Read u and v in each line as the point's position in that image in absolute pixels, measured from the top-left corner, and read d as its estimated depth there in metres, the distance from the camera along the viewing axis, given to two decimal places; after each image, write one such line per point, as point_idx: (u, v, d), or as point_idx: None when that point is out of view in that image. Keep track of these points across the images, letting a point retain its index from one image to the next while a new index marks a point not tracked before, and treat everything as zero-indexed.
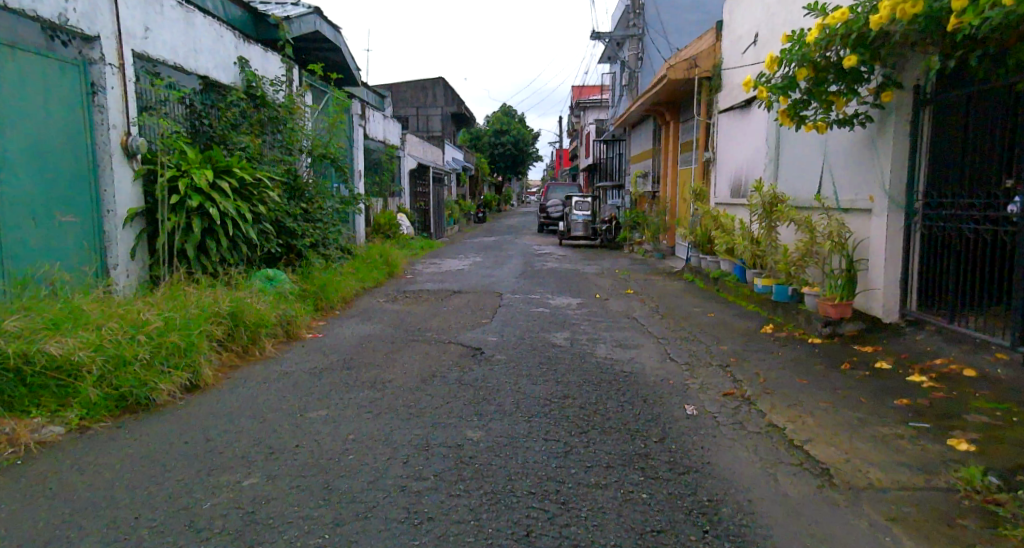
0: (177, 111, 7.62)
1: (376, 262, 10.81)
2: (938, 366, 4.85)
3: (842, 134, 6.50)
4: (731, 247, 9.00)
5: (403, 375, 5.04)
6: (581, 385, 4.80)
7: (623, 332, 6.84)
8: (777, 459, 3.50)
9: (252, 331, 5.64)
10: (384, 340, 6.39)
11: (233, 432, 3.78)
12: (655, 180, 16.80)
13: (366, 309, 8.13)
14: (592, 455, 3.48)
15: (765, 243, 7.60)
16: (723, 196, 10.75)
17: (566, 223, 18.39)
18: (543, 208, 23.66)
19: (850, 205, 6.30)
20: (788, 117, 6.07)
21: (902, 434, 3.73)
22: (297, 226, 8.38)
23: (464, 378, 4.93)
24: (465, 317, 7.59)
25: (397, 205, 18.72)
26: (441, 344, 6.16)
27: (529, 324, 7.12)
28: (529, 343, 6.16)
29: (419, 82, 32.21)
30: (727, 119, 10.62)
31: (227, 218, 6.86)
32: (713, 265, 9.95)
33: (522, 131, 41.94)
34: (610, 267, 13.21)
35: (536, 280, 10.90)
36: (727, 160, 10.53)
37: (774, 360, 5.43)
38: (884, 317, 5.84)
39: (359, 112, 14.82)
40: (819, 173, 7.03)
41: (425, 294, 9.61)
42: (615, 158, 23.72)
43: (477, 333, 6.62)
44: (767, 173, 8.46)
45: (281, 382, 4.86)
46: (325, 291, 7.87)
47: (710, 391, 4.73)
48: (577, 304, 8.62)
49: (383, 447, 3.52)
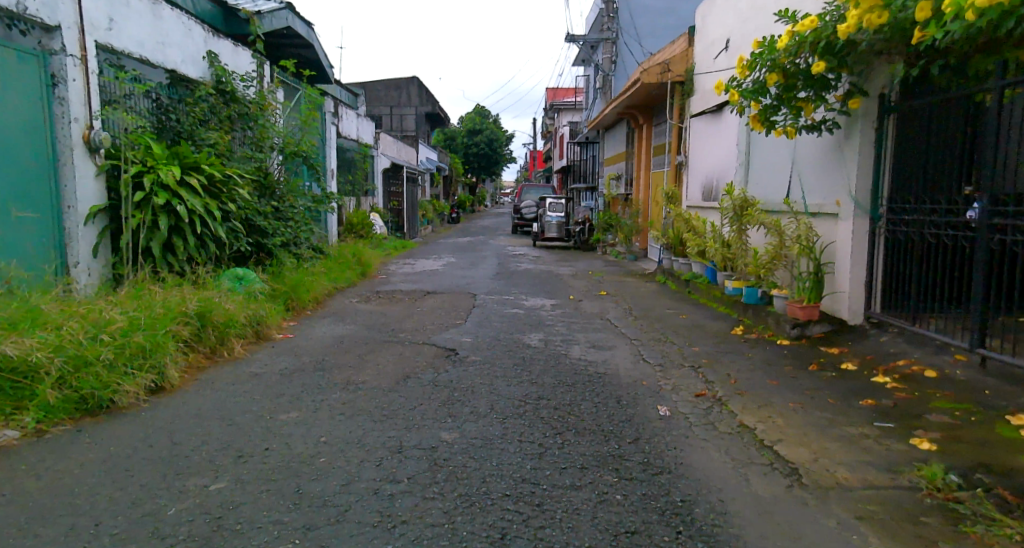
0: (142, 106, 7.48)
1: (349, 262, 10.70)
2: (901, 367, 4.96)
3: (810, 139, 6.62)
4: (703, 249, 9.12)
5: (377, 376, 5.00)
6: (556, 386, 4.82)
7: (596, 333, 6.87)
8: (747, 459, 3.55)
9: (221, 331, 5.54)
10: (357, 341, 6.32)
11: (201, 435, 3.70)
12: (628, 183, 16.94)
13: (338, 310, 8.03)
14: (567, 456, 3.48)
15: (736, 246, 7.72)
16: (695, 199, 10.86)
17: (540, 224, 18.43)
18: (517, 209, 23.68)
19: (817, 209, 6.41)
20: (759, 122, 6.16)
21: (868, 433, 3.80)
22: (269, 224, 8.26)
23: (439, 379, 4.91)
24: (439, 318, 7.56)
25: (371, 205, 18.58)
26: (415, 345, 6.12)
27: (504, 325, 7.12)
28: (504, 344, 6.16)
29: (393, 82, 32.01)
30: (699, 123, 10.75)
31: (195, 215, 6.74)
32: (685, 268, 10.07)
33: (496, 132, 41.94)
34: (584, 268, 13.28)
35: (511, 282, 10.90)
36: (699, 163, 10.66)
37: (745, 361, 5.50)
38: (849, 319, 5.95)
39: (332, 110, 14.67)
40: (788, 177, 7.14)
41: (399, 294, 9.55)
42: (589, 160, 23.85)
43: (451, 334, 6.59)
44: (737, 176, 8.59)
45: (252, 384, 4.78)
46: (297, 291, 7.76)
47: (682, 392, 4.77)
48: (552, 305, 8.64)
49: (357, 450, 3.47)
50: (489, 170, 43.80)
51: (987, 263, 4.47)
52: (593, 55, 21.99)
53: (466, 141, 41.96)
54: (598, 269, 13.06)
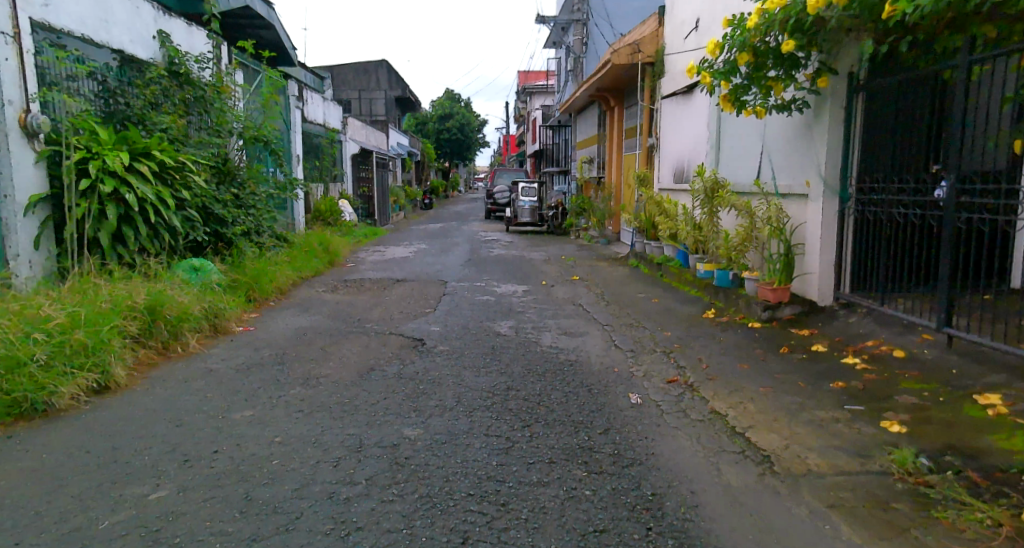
0: (87, 90, 7.13)
1: (315, 250, 10.43)
2: (870, 348, 4.89)
3: (779, 119, 6.52)
4: (674, 233, 9.06)
5: (340, 370, 4.79)
6: (525, 376, 4.67)
7: (567, 320, 6.75)
8: (719, 448, 3.43)
9: (174, 326, 5.31)
10: (321, 334, 6.10)
11: (146, 439, 3.48)
12: (600, 167, 16.82)
13: (304, 301, 7.81)
14: (535, 450, 3.33)
15: (708, 229, 7.64)
16: (666, 182, 10.75)
17: (513, 209, 18.23)
18: (490, 194, 23.42)
19: (787, 190, 6.32)
20: (729, 103, 6.04)
21: (840, 417, 3.71)
22: (228, 213, 7.98)
23: (404, 371, 4.72)
24: (408, 307, 7.35)
25: (340, 191, 18.22)
26: (381, 336, 5.92)
27: (473, 313, 6.96)
28: (473, 333, 5.99)
29: (361, 65, 31.42)
30: (670, 104, 10.62)
31: (146, 203, 6.46)
32: (658, 251, 9.97)
33: (467, 116, 41.45)
34: (557, 253, 13.15)
35: (482, 268, 10.70)
36: (670, 146, 10.54)
37: (717, 345, 5.40)
38: (819, 300, 5.86)
39: (297, 95, 14.27)
40: (758, 158, 7.04)
41: (367, 283, 9.32)
42: (561, 143, 23.66)
43: (419, 324, 6.40)
44: (708, 158, 8.49)
45: (206, 382, 4.55)
46: (259, 282, 7.52)
47: (654, 379, 4.66)
48: (523, 292, 8.47)
49: (313, 450, 3.29)
50: (462, 155, 43.29)
51: (953, 241, 4.39)
52: (564, 37, 21.74)
53: (437, 126, 41.42)
54: (571, 254, 12.94)
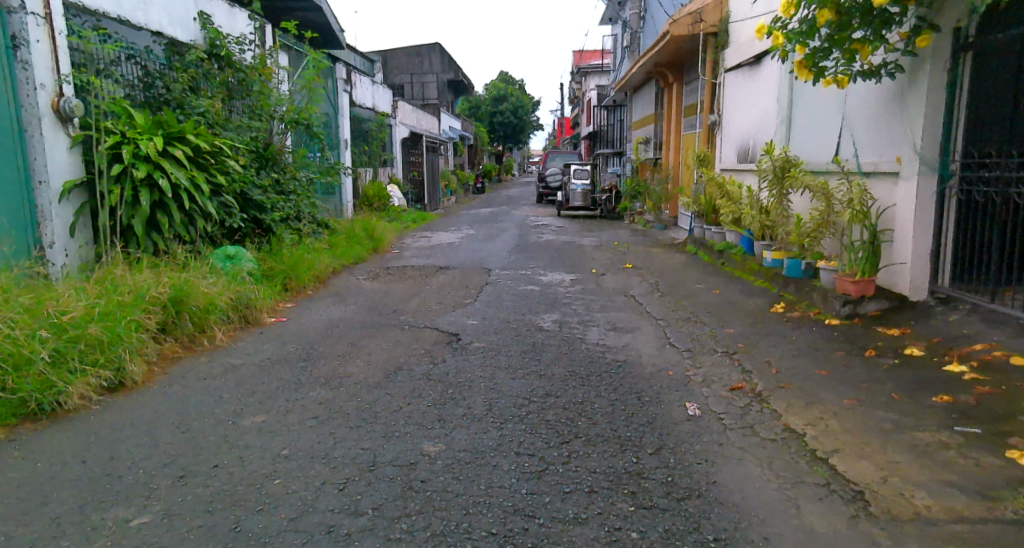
0: (125, 73, 6.96)
1: (359, 236, 10.19)
2: (979, 353, 4.16)
3: (864, 87, 5.83)
4: (738, 217, 8.37)
5: (366, 369, 4.42)
6: (567, 380, 4.18)
7: (617, 313, 6.22)
8: (797, 477, 2.86)
9: (199, 318, 5.06)
10: (353, 327, 5.76)
11: (145, 447, 3.17)
12: (657, 148, 16.05)
13: (342, 290, 7.53)
14: (573, 476, 2.85)
15: (777, 213, 6.98)
16: (730, 162, 10.00)
17: (565, 193, 17.66)
18: (542, 177, 22.86)
19: (872, 168, 5.62)
20: (805, 69, 5.43)
21: (950, 443, 3.06)
22: (267, 200, 7.75)
23: (434, 372, 4.31)
24: (447, 297, 6.96)
25: (389, 175, 18.04)
26: (415, 331, 5.54)
27: (516, 304, 6.50)
28: (513, 328, 5.54)
29: (413, 49, 31.20)
30: (734, 78, 9.87)
31: (181, 189, 6.23)
32: (718, 237, 9.27)
33: (521, 99, 40.82)
34: (609, 239, 12.54)
35: (529, 255, 10.23)
36: (735, 122, 9.80)
37: (788, 345, 4.78)
38: (910, 293, 5.18)
39: (345, 78, 14.05)
40: (837, 132, 6.34)
41: (410, 270, 9.00)
42: (616, 124, 22.85)
43: (457, 317, 5.99)
44: (777, 134, 7.78)
45: (225, 379, 4.25)
46: (296, 271, 7.28)
47: (715, 385, 4.10)
48: (571, 281, 7.96)
49: (319, 468, 2.90)
50: (515, 138, 42.72)
51: None
52: (620, 13, 20.88)
53: (490, 108, 40.96)
54: (624, 240, 12.33)
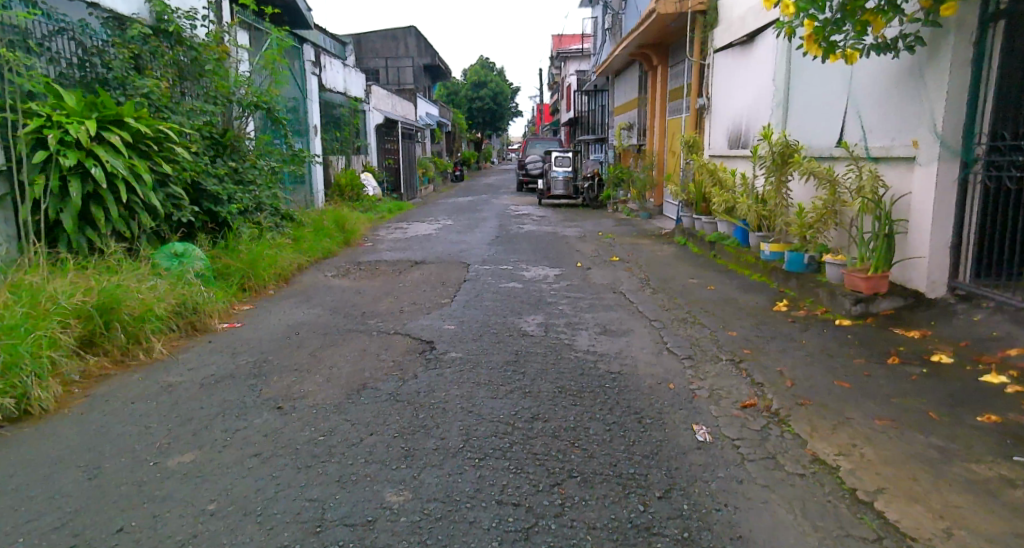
0: (54, 48, 6.25)
1: (328, 229, 9.55)
2: (1017, 360, 3.70)
3: (874, 64, 5.34)
4: (731, 207, 7.88)
5: (324, 388, 3.84)
6: (556, 398, 3.64)
7: (607, 314, 5.69)
8: (838, 530, 2.36)
9: (133, 327, 4.42)
10: (315, 333, 5.18)
11: (37, 500, 2.57)
12: (641, 133, 15.52)
13: (307, 289, 6.91)
14: (567, 536, 2.32)
15: (775, 202, 6.49)
16: (720, 148, 9.52)
17: (546, 181, 17.09)
18: (523, 164, 22.26)
19: (883, 153, 5.14)
20: (813, 44, 4.92)
21: (1012, 480, 2.58)
22: (222, 190, 7.08)
23: (404, 390, 3.75)
24: (422, 297, 6.39)
25: (363, 163, 17.32)
26: (384, 337, 4.97)
27: (496, 305, 5.95)
28: (494, 334, 4.99)
29: (389, 33, 30.30)
30: (725, 58, 9.35)
31: (118, 178, 5.55)
32: (709, 227, 8.79)
33: (500, 85, 40.02)
34: (593, 229, 12.03)
35: (510, 247, 9.67)
36: (725, 105, 9.29)
37: (799, 351, 4.29)
38: (927, 290, 4.71)
39: (314, 60, 13.31)
40: (843, 114, 5.85)
41: (382, 266, 8.39)
42: (598, 110, 22.28)
43: (432, 320, 5.43)
44: (774, 116, 7.29)
45: (158, 402, 3.66)
46: (255, 269, 6.64)
47: (724, 402, 3.59)
48: (556, 276, 7.43)
49: (254, 531, 2.33)
50: (494, 125, 41.96)
51: None
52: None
53: (469, 95, 40.12)
54: (608, 230, 11.83)
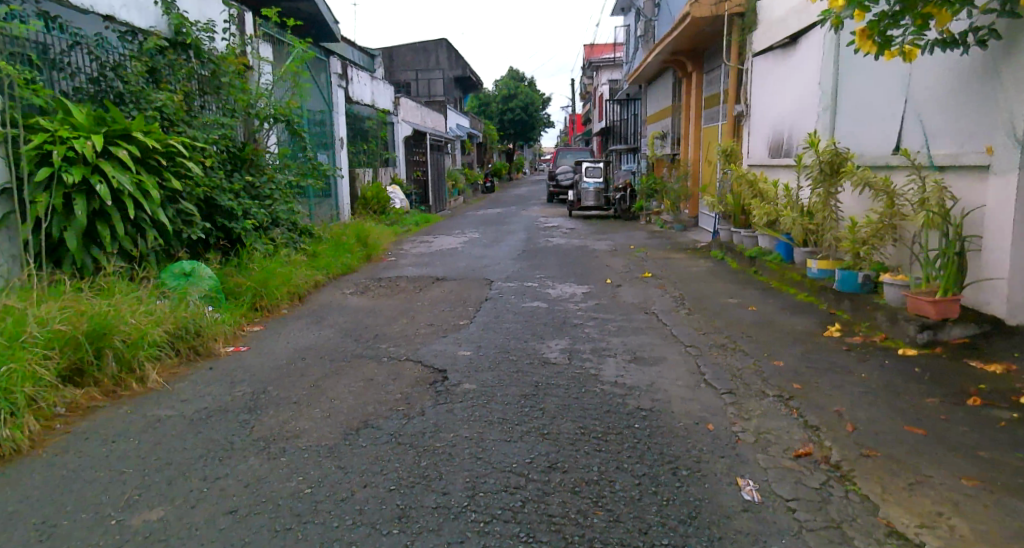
0: (67, 62, 6.05)
1: (350, 245, 9.28)
2: None
3: (938, 63, 4.80)
4: (773, 220, 7.35)
5: (321, 425, 3.47)
6: (579, 442, 3.20)
7: (638, 338, 5.23)
8: None
9: (126, 356, 4.11)
10: (321, 359, 4.82)
11: None
12: (674, 143, 15.01)
13: (322, 308, 6.61)
14: None
15: (824, 215, 5.95)
16: (759, 157, 8.99)
17: (576, 192, 16.65)
18: (553, 175, 21.85)
19: (950, 161, 4.60)
20: (866, 40, 4.42)
21: None
22: (237, 206, 6.82)
23: (407, 430, 3.34)
24: (440, 317, 6.02)
25: (391, 176, 17.12)
26: (394, 364, 4.60)
27: (518, 327, 5.54)
28: (513, 362, 4.57)
29: (420, 45, 30.30)
30: (765, 63, 8.84)
31: (125, 195, 5.29)
32: (749, 241, 8.25)
33: (531, 95, 39.76)
34: (624, 242, 11.55)
35: (537, 262, 9.25)
36: (766, 112, 8.77)
37: (858, 385, 3.77)
38: (1006, 316, 4.14)
39: (340, 72, 13.14)
40: (901, 119, 5.30)
41: (403, 282, 8.07)
42: (629, 119, 21.78)
43: (447, 345, 5.03)
44: (820, 123, 6.76)
45: (138, 440, 3.32)
46: (268, 288, 6.35)
47: (773, 448, 3.11)
48: (583, 294, 6.98)
49: None
50: (525, 136, 41.67)
51: None
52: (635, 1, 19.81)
53: (500, 106, 39.97)
54: (640, 243, 11.34)
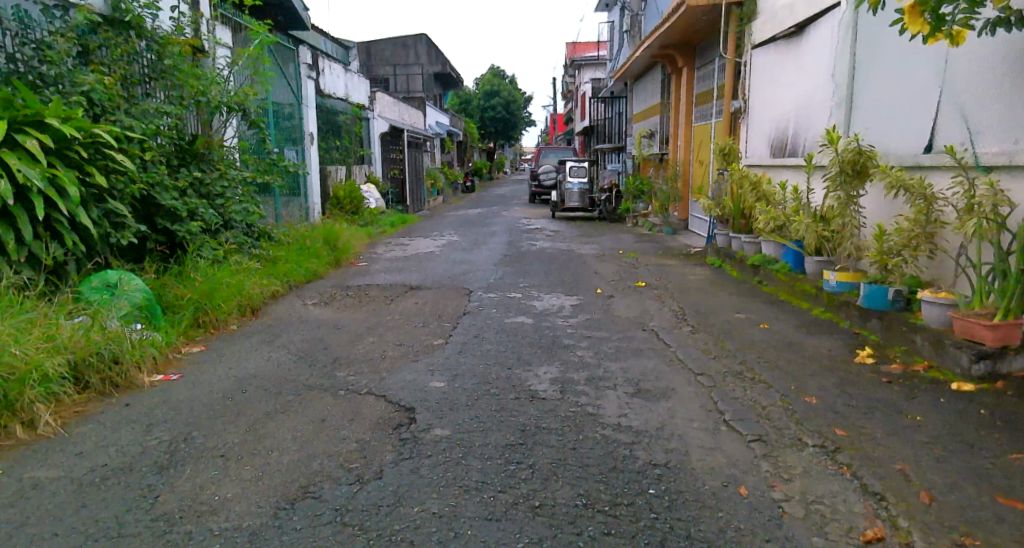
0: None
1: (315, 249, 8.47)
2: None
3: (991, 49, 4.15)
4: (780, 225, 6.69)
5: (251, 491, 2.72)
6: (581, 520, 2.49)
7: (639, 364, 4.52)
8: None
9: (15, 393, 3.30)
10: (266, 390, 4.04)
11: None
12: (662, 142, 14.38)
13: (279, 322, 5.82)
14: None
15: (844, 222, 5.30)
16: (760, 156, 8.35)
17: (560, 192, 15.95)
18: (535, 174, 21.11)
19: (1007, 162, 3.97)
20: (915, 17, 3.71)
21: None
22: (180, 206, 6.00)
23: (359, 502, 2.60)
24: (411, 336, 5.26)
25: (366, 173, 16.27)
26: (353, 400, 3.85)
27: (501, 349, 4.80)
28: (496, 396, 3.84)
29: (399, 40, 29.40)
30: (766, 55, 8.19)
31: (34, 193, 4.44)
32: (751, 247, 7.61)
33: (512, 93, 38.98)
34: (612, 246, 10.85)
35: (521, 268, 8.52)
36: (767, 108, 8.13)
37: (914, 433, 3.11)
38: None
39: (310, 63, 12.28)
40: (938, 113, 4.66)
41: (373, 291, 7.29)
42: (615, 117, 21.14)
43: (417, 374, 4.28)
44: (834, 118, 6.12)
45: (3, 516, 2.53)
46: (213, 301, 5.55)
47: (830, 528, 2.42)
48: (573, 307, 6.27)
49: None
50: (507, 135, 40.86)
51: None
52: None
53: (481, 103, 39.17)
54: (630, 247, 10.67)
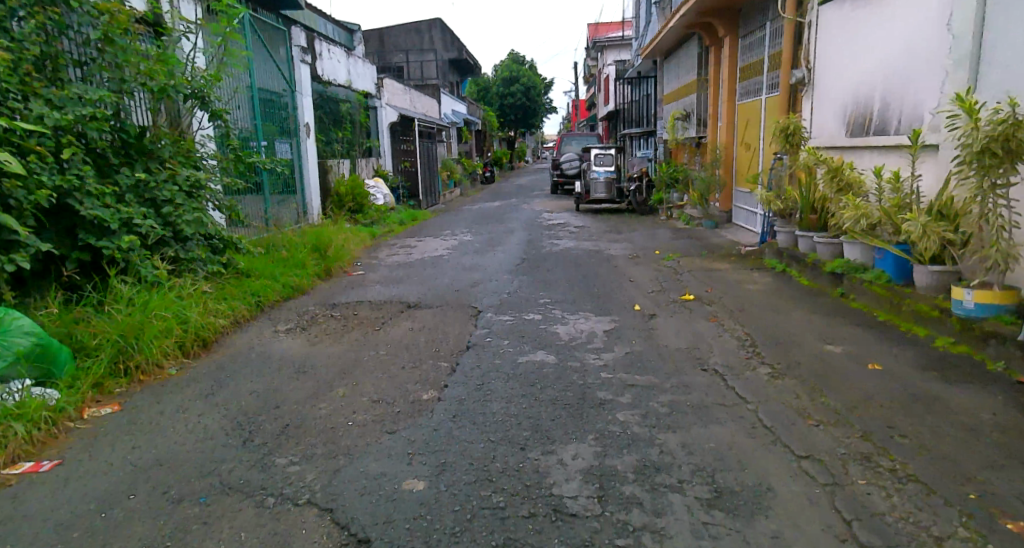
0: None
1: (298, 260, 7.14)
2: None
3: None
4: (873, 223, 5.22)
5: None
6: None
7: (712, 438, 3.12)
8: None
9: None
10: (162, 493, 2.74)
11: None
12: (699, 123, 12.84)
13: (230, 363, 4.51)
14: None
15: (993, 222, 3.85)
16: (830, 136, 6.85)
17: (584, 181, 14.49)
18: (557, 163, 19.66)
19: None
20: None
21: None
22: (107, 216, 4.70)
23: None
24: (393, 385, 3.94)
25: (372, 166, 14.96)
26: (283, 517, 2.53)
27: (511, 411, 3.45)
28: (501, 512, 2.49)
29: (412, 25, 27.89)
30: (838, 9, 6.65)
31: None
32: (826, 248, 6.14)
33: (532, 78, 37.35)
34: (648, 244, 9.40)
35: (541, 277, 7.13)
36: (840, 77, 6.62)
37: None
38: None
39: (304, 45, 10.92)
40: None
41: (362, 310, 5.99)
42: (643, 99, 19.53)
43: (390, 459, 2.96)
44: (954, 82, 4.63)
45: None
46: (140, 339, 4.26)
47: None
48: (608, 335, 4.87)
49: None
50: (527, 122, 39.29)
51: None
52: None
53: (500, 90, 37.60)
54: (668, 245, 9.21)
